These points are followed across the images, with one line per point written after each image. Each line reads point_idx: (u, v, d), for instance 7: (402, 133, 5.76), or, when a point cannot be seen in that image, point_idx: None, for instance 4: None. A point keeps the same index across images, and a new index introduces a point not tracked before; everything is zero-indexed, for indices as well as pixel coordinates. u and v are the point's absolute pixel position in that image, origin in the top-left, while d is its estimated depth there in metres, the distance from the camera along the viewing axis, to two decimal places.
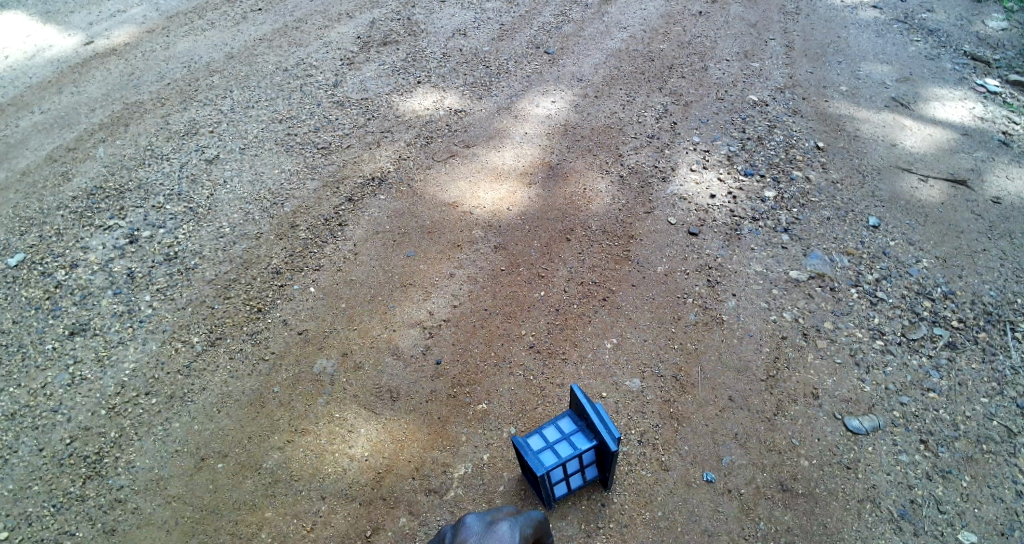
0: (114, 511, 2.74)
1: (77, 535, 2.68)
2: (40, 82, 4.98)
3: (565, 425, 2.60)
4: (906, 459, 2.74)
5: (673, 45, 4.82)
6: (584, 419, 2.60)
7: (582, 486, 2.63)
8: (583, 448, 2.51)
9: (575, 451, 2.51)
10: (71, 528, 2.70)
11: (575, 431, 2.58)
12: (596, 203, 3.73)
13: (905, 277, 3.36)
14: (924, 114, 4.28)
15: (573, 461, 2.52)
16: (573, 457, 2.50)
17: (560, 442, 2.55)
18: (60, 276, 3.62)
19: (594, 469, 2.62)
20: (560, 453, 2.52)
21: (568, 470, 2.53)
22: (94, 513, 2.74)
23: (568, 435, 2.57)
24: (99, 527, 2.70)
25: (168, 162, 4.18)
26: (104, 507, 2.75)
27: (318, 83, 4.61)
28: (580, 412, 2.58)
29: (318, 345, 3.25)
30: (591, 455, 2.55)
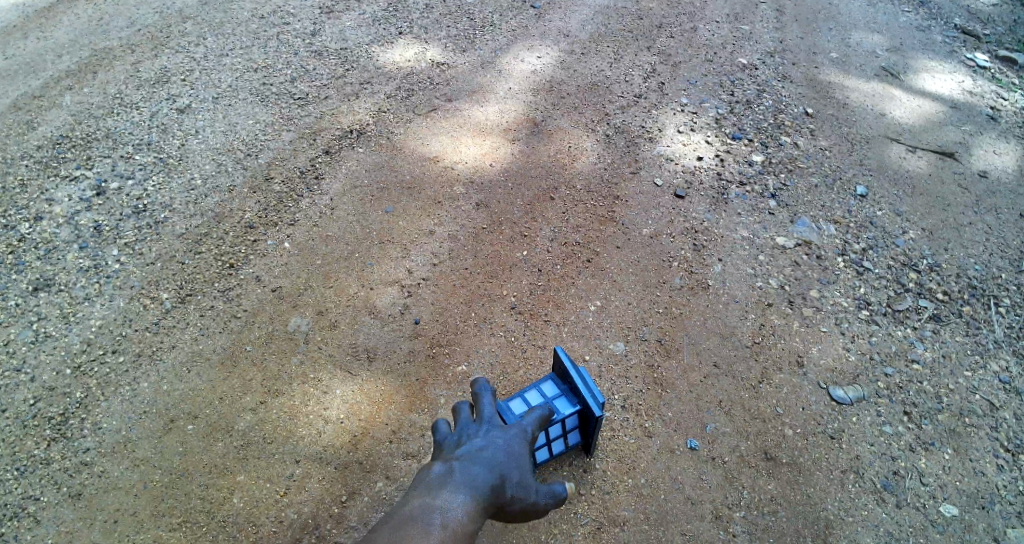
0: (80, 474, 2.63)
1: (41, 500, 2.57)
2: (3, 26, 4.73)
3: (548, 388, 2.54)
4: (890, 431, 2.72)
5: (663, 4, 4.69)
6: (568, 383, 2.54)
7: (562, 452, 2.56)
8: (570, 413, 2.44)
9: (559, 415, 2.44)
10: (35, 492, 2.59)
11: (558, 395, 2.51)
12: (581, 162, 3.63)
13: (892, 248, 3.32)
14: (914, 85, 4.21)
15: (556, 426, 2.45)
16: (557, 422, 2.43)
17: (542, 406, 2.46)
18: (24, 229, 3.46)
19: (576, 435, 2.57)
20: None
21: (551, 435, 2.46)
22: (59, 477, 2.63)
23: (550, 399, 2.50)
24: (64, 491, 2.59)
25: (138, 112, 4.00)
26: (70, 470, 2.64)
27: (295, 32, 4.42)
28: (565, 374, 2.52)
29: (293, 303, 3.14)
30: (574, 420, 2.49)
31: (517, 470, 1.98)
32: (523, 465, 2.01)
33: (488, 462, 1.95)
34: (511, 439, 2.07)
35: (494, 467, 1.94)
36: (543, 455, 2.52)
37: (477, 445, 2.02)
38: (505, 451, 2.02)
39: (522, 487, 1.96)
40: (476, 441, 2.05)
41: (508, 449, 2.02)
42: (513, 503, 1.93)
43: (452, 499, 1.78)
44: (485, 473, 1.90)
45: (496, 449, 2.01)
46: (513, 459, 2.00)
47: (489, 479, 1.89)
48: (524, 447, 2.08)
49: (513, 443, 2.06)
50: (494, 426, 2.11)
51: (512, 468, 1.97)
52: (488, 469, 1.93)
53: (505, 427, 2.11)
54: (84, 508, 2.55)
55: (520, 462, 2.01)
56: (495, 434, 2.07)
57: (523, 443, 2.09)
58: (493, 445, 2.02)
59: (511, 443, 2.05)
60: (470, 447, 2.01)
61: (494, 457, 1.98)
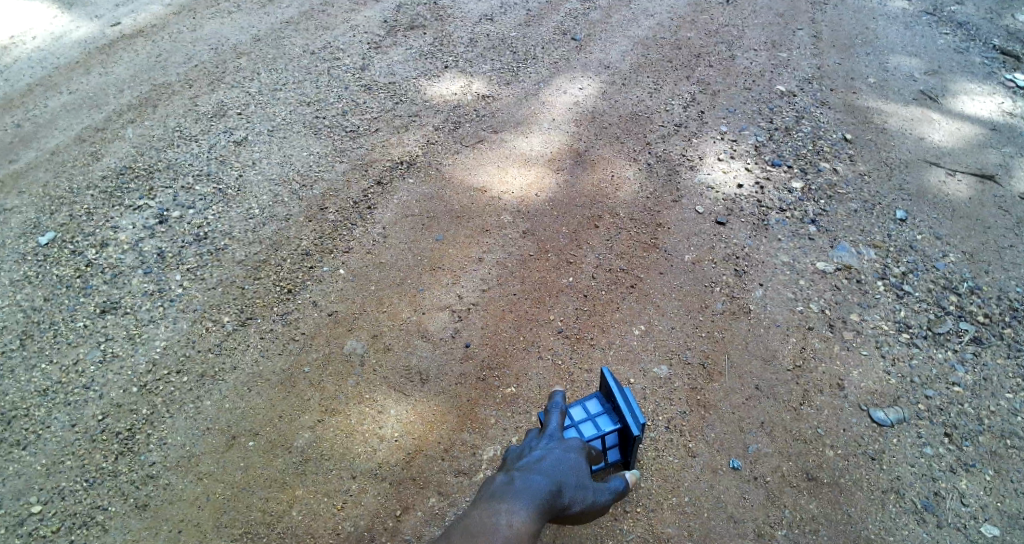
0: (146, 487, 2.81)
1: (110, 510, 2.75)
2: (69, 63, 5.04)
3: (592, 406, 2.67)
4: (931, 452, 2.77)
5: (700, 33, 4.80)
6: (611, 402, 2.66)
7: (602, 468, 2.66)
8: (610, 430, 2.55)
9: (599, 431, 2.55)
10: (104, 503, 2.77)
11: (601, 413, 2.63)
12: (623, 190, 3.75)
13: (932, 271, 3.37)
14: (953, 108, 4.26)
15: (596, 442, 2.57)
16: (597, 437, 2.55)
17: (585, 422, 2.60)
18: (91, 255, 3.69)
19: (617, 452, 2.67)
20: (585, 432, 2.57)
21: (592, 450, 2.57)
22: (126, 488, 2.81)
23: (593, 416, 2.62)
24: (131, 502, 2.77)
25: (197, 144, 4.22)
26: (136, 483, 2.82)
27: (345, 67, 4.62)
28: (610, 392, 2.65)
29: (348, 326, 3.30)
30: (614, 437, 2.60)
31: (574, 478, 2.16)
32: (579, 472, 2.19)
33: (547, 469, 2.15)
34: (568, 452, 2.26)
35: (552, 473, 2.13)
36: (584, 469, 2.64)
37: (535, 458, 2.22)
38: (563, 461, 2.21)
39: (580, 491, 2.14)
40: (535, 456, 2.25)
41: (565, 460, 2.21)
42: (572, 505, 2.09)
43: (515, 497, 1.97)
44: (544, 478, 2.09)
45: (554, 459, 2.21)
46: (569, 468, 2.19)
47: (548, 485, 2.07)
48: (580, 458, 2.26)
49: (567, 454, 2.25)
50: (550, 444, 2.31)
51: (569, 475, 2.16)
52: (547, 475, 2.12)
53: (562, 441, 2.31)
54: (151, 518, 2.72)
55: (576, 470, 2.20)
56: (553, 449, 2.27)
57: (580, 454, 2.28)
58: (550, 457, 2.21)
59: (565, 455, 2.24)
60: (530, 461, 2.22)
61: (552, 466, 2.17)
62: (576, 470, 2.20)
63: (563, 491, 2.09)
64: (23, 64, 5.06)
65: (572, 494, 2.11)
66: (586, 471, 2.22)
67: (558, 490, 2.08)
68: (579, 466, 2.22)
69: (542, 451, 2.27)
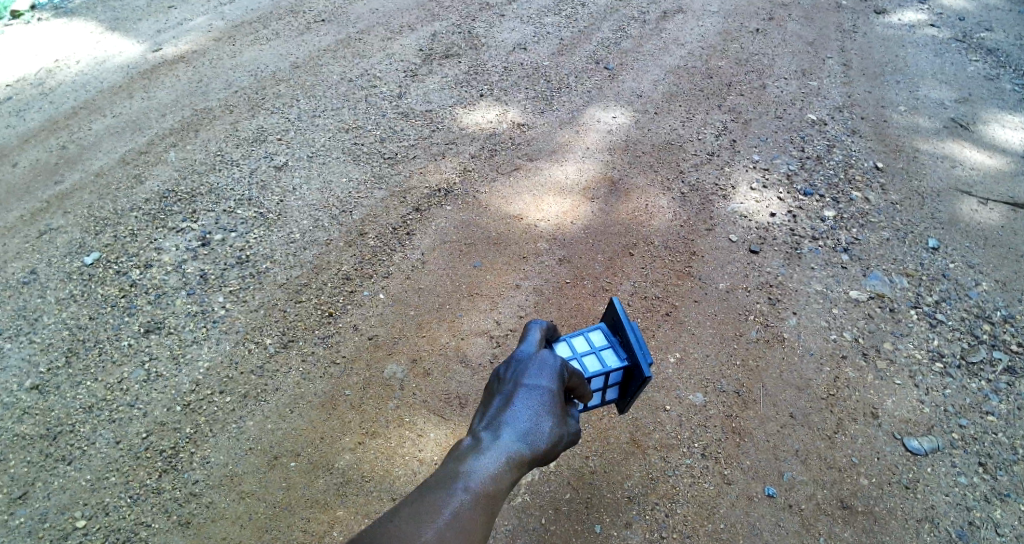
0: (189, 504, 2.91)
1: (153, 526, 2.85)
2: (111, 87, 5.21)
3: (597, 338, 2.29)
4: (965, 481, 2.81)
5: (731, 62, 4.85)
6: (619, 336, 2.28)
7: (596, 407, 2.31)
8: (615, 367, 2.19)
9: (603, 368, 2.17)
10: (147, 519, 2.87)
11: (607, 347, 2.25)
12: (657, 219, 3.81)
13: (964, 300, 3.41)
14: (984, 136, 4.29)
15: (599, 379, 2.18)
16: (601, 374, 2.17)
17: (588, 354, 2.21)
18: (135, 275, 3.83)
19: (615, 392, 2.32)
20: (588, 366, 2.18)
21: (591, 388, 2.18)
22: (170, 505, 2.91)
23: (598, 348, 2.24)
24: (175, 519, 2.87)
25: (238, 168, 4.35)
26: (180, 500, 2.93)
27: (382, 95, 4.74)
28: (613, 316, 2.30)
29: (389, 350, 3.40)
30: (618, 376, 2.23)
31: (547, 423, 1.77)
32: (552, 412, 1.80)
33: (516, 417, 1.75)
34: (541, 383, 1.85)
35: (521, 426, 1.73)
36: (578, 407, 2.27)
37: (501, 402, 1.81)
38: (537, 399, 1.81)
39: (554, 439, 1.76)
40: (502, 394, 1.84)
41: (535, 400, 1.80)
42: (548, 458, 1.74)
43: (475, 465, 1.62)
44: (511, 435, 1.70)
45: (528, 397, 1.81)
46: (541, 410, 1.79)
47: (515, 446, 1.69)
48: (555, 390, 1.85)
49: (539, 389, 1.83)
50: (522, 369, 1.89)
51: (542, 422, 1.77)
52: (515, 429, 1.73)
53: (534, 365, 1.89)
54: (193, 536, 2.82)
55: (549, 408, 1.80)
56: (523, 382, 1.85)
57: (556, 384, 1.87)
58: (517, 399, 1.80)
59: (536, 390, 1.83)
60: (496, 404, 1.81)
61: (523, 411, 1.77)
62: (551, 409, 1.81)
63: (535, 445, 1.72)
64: (68, 88, 5.26)
65: (547, 445, 1.74)
66: (561, 407, 1.83)
67: (528, 447, 1.70)
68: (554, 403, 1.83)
69: (510, 387, 1.84)
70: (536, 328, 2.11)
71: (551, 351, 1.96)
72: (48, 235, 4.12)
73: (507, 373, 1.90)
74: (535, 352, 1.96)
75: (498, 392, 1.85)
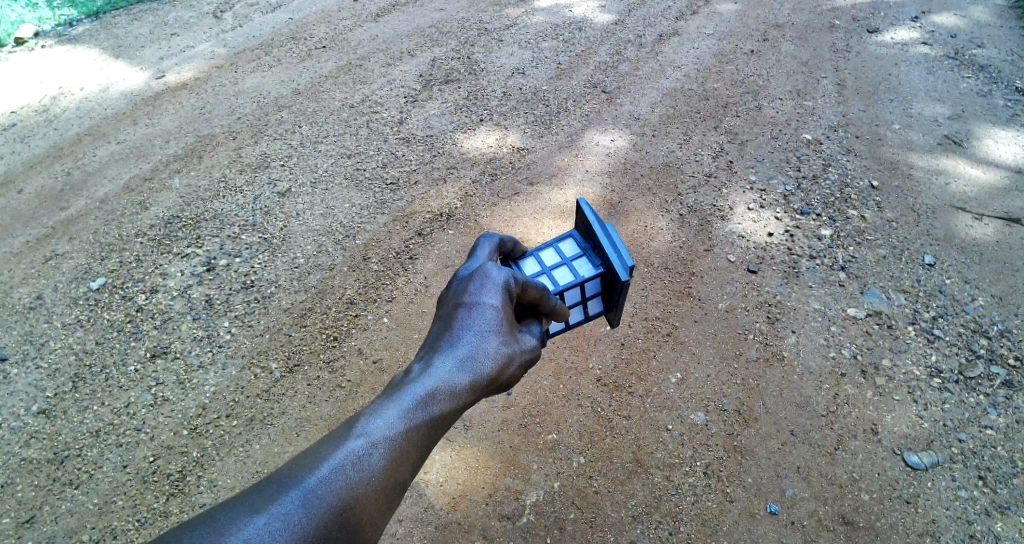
0: None
1: None
2: (114, 114, 5.28)
3: (570, 248, 2.26)
4: (965, 495, 2.84)
5: (727, 84, 4.92)
6: (594, 242, 2.23)
7: (584, 321, 2.30)
8: (586, 276, 2.16)
9: (577, 278, 2.16)
10: None
11: (580, 256, 2.23)
12: (657, 240, 3.86)
13: (961, 315, 3.45)
14: (977, 152, 4.34)
15: (576, 291, 2.17)
16: (574, 285, 2.15)
17: (560, 267, 2.20)
18: (141, 300, 3.88)
19: (598, 304, 2.28)
20: (560, 279, 2.17)
21: (568, 300, 2.17)
22: None
23: (571, 260, 2.22)
24: None
25: (242, 194, 4.41)
26: None
27: (383, 120, 4.82)
28: (582, 226, 2.27)
29: (393, 374, 3.43)
30: (597, 284, 2.20)
31: (491, 342, 1.76)
32: (498, 328, 1.79)
33: (455, 339, 1.75)
34: (484, 300, 1.83)
35: (463, 348, 1.73)
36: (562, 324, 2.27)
37: (443, 326, 1.80)
38: (477, 317, 1.79)
39: (500, 356, 1.76)
40: (445, 317, 1.83)
41: (478, 318, 1.79)
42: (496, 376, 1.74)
43: (412, 389, 1.62)
44: (450, 358, 1.70)
45: (469, 317, 1.79)
46: (485, 328, 1.78)
47: (456, 368, 1.69)
48: (499, 305, 1.84)
49: (481, 307, 1.81)
50: (464, 288, 1.87)
51: (486, 340, 1.76)
52: (456, 352, 1.72)
53: (474, 283, 1.86)
54: None
55: (494, 325, 1.79)
56: (463, 301, 1.83)
57: (500, 300, 1.85)
58: (459, 320, 1.79)
59: (476, 309, 1.81)
60: (438, 328, 1.81)
61: (465, 333, 1.76)
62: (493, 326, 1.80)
63: (474, 363, 1.71)
64: (72, 114, 5.33)
65: (493, 362, 1.74)
66: (506, 323, 1.82)
67: (472, 366, 1.70)
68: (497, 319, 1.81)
69: (450, 309, 1.83)
70: (484, 248, 2.12)
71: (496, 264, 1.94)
72: (53, 260, 4.18)
73: (450, 296, 1.89)
74: (477, 269, 1.94)
75: (441, 316, 1.85)
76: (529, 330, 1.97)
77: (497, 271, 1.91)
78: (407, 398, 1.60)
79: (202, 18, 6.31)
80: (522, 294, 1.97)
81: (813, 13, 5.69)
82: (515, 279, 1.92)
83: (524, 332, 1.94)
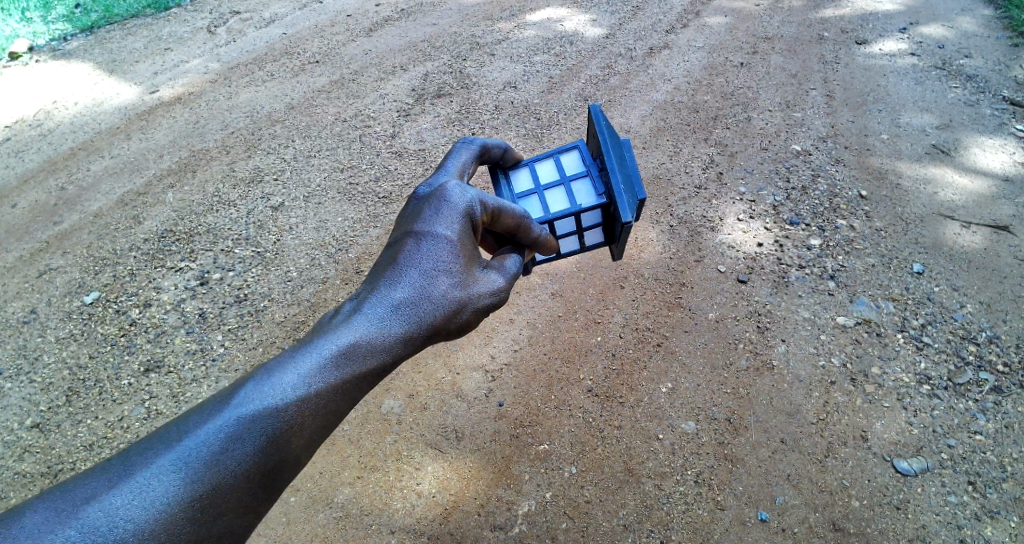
0: None
1: None
2: (108, 128, 5.30)
3: (577, 175, 2.49)
4: (955, 500, 2.87)
5: (717, 96, 4.97)
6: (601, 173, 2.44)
7: (585, 249, 2.58)
8: (584, 207, 2.43)
9: (574, 209, 2.43)
10: None
11: (586, 185, 2.46)
12: (647, 251, 3.89)
13: (949, 322, 3.49)
14: (965, 161, 4.39)
15: (572, 220, 2.45)
16: (569, 214, 2.43)
17: (562, 194, 2.47)
18: (135, 314, 3.89)
19: (600, 234, 2.53)
20: (557, 206, 2.46)
21: (563, 227, 2.47)
22: None
23: (572, 188, 2.47)
24: None
25: (235, 209, 4.44)
26: None
27: (376, 134, 4.85)
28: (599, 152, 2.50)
29: (385, 386, 3.44)
30: (597, 214, 2.44)
31: (439, 281, 2.02)
32: (449, 268, 2.05)
33: (401, 270, 2.01)
34: (439, 234, 2.08)
35: (412, 285, 1.99)
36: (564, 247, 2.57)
37: (395, 256, 2.05)
38: (427, 247, 2.06)
39: (446, 296, 2.02)
40: (399, 244, 2.08)
41: (429, 255, 2.05)
42: (441, 315, 2.02)
43: (357, 323, 1.90)
44: (397, 296, 1.97)
45: (419, 245, 2.06)
46: (435, 267, 2.04)
47: (402, 307, 1.96)
48: (454, 241, 2.09)
49: (434, 245, 2.06)
50: (421, 216, 2.12)
51: (436, 280, 2.02)
52: (404, 289, 1.99)
53: (431, 215, 2.10)
54: None
55: (445, 264, 2.05)
56: (417, 229, 2.09)
57: (452, 233, 2.10)
58: (411, 256, 2.04)
59: (429, 246, 2.06)
60: (391, 257, 2.06)
61: (415, 270, 2.02)
62: (441, 256, 2.06)
63: (417, 295, 1.99)
64: (66, 129, 5.36)
65: (439, 298, 2.01)
66: (456, 261, 2.08)
67: (418, 305, 1.98)
68: (446, 249, 2.07)
69: (405, 239, 2.08)
70: (454, 164, 2.39)
71: (456, 188, 2.18)
72: (47, 274, 4.19)
73: (409, 218, 2.15)
74: (437, 197, 2.16)
75: (398, 240, 2.10)
76: (490, 261, 2.21)
77: (456, 197, 2.16)
78: (350, 325, 1.90)
79: (196, 33, 6.35)
80: (483, 221, 2.22)
81: (801, 25, 5.75)
82: (474, 206, 2.17)
83: (482, 263, 2.18)
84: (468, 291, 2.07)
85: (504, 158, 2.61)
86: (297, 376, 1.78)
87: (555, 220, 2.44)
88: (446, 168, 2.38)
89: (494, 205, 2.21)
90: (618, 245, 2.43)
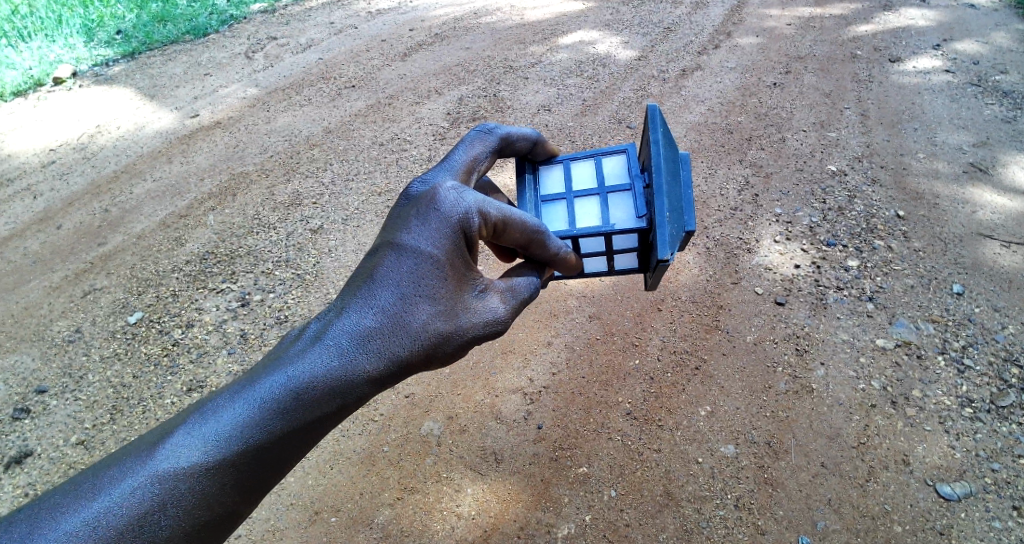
0: None
1: None
2: (150, 152, 5.46)
3: (621, 195, 2.50)
4: (999, 525, 2.84)
5: (751, 117, 4.98)
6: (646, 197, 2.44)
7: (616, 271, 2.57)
8: (614, 226, 2.43)
9: (608, 228, 2.43)
10: None
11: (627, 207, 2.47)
12: (684, 274, 3.90)
13: (991, 344, 3.45)
14: (1003, 180, 4.35)
15: (604, 238, 2.45)
16: (602, 233, 2.43)
17: (598, 212, 2.49)
18: (178, 334, 3.99)
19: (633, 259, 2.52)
20: (588, 224, 2.47)
21: (592, 245, 2.48)
22: None
23: (609, 210, 2.49)
24: None
25: (275, 232, 4.54)
26: None
27: (412, 158, 4.94)
28: (648, 163, 2.45)
29: (425, 408, 3.49)
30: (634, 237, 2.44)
31: (417, 310, 1.86)
32: (433, 295, 1.89)
33: (377, 293, 1.84)
34: (423, 252, 1.90)
35: (386, 312, 1.82)
36: (593, 266, 2.57)
37: (372, 272, 1.87)
38: (407, 264, 1.88)
39: (423, 328, 1.86)
40: (378, 257, 1.90)
41: (410, 276, 1.87)
42: (418, 347, 1.85)
43: (317, 356, 1.71)
44: (367, 324, 1.79)
45: (401, 261, 1.88)
46: (416, 291, 1.87)
47: (372, 337, 1.78)
48: (441, 261, 1.92)
49: (415, 265, 1.89)
50: (406, 227, 1.94)
51: (414, 309, 1.85)
52: (376, 315, 1.81)
53: (417, 227, 1.93)
54: None
55: (429, 290, 1.89)
56: (401, 242, 1.91)
57: (438, 252, 1.92)
58: (390, 275, 1.86)
59: (411, 264, 1.88)
60: (368, 272, 1.88)
61: (391, 294, 1.84)
62: (424, 277, 1.89)
63: (394, 323, 1.82)
64: (109, 151, 5.53)
65: (417, 328, 1.85)
66: (439, 286, 1.91)
67: (392, 337, 1.81)
68: (430, 269, 1.90)
69: (386, 252, 1.90)
70: (460, 159, 2.27)
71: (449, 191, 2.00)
72: (92, 294, 4.33)
73: (394, 226, 1.97)
74: (427, 204, 1.98)
75: (377, 251, 1.92)
76: (490, 282, 2.05)
77: (451, 205, 1.97)
78: (314, 356, 1.71)
79: (234, 59, 6.53)
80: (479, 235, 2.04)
81: (834, 44, 5.75)
82: (470, 216, 1.98)
83: (477, 286, 2.01)
84: (454, 321, 1.93)
85: (532, 150, 2.59)
86: (243, 419, 1.60)
87: (580, 236, 2.45)
88: (451, 162, 2.25)
89: (497, 216, 2.02)
90: (652, 275, 2.41)
